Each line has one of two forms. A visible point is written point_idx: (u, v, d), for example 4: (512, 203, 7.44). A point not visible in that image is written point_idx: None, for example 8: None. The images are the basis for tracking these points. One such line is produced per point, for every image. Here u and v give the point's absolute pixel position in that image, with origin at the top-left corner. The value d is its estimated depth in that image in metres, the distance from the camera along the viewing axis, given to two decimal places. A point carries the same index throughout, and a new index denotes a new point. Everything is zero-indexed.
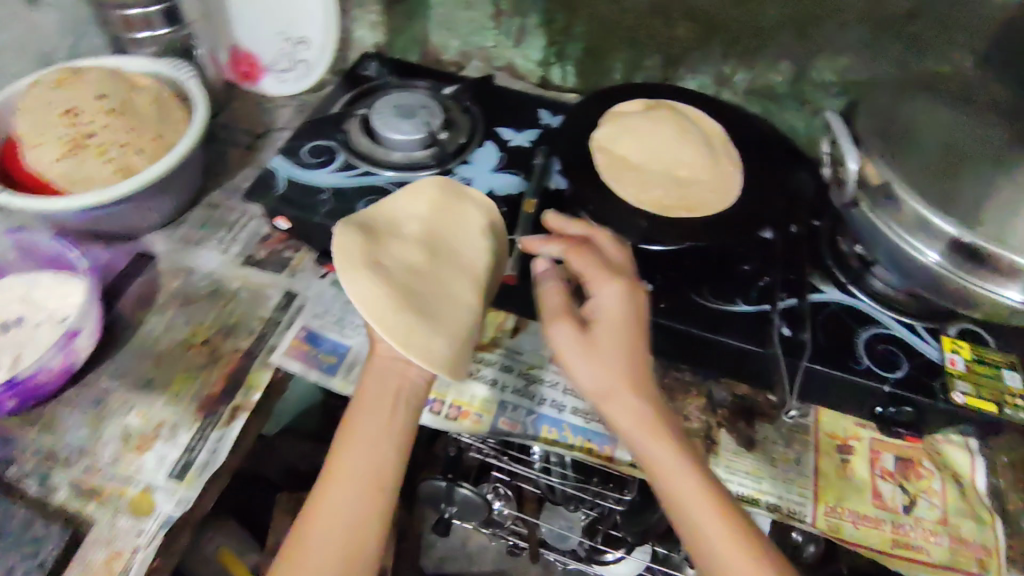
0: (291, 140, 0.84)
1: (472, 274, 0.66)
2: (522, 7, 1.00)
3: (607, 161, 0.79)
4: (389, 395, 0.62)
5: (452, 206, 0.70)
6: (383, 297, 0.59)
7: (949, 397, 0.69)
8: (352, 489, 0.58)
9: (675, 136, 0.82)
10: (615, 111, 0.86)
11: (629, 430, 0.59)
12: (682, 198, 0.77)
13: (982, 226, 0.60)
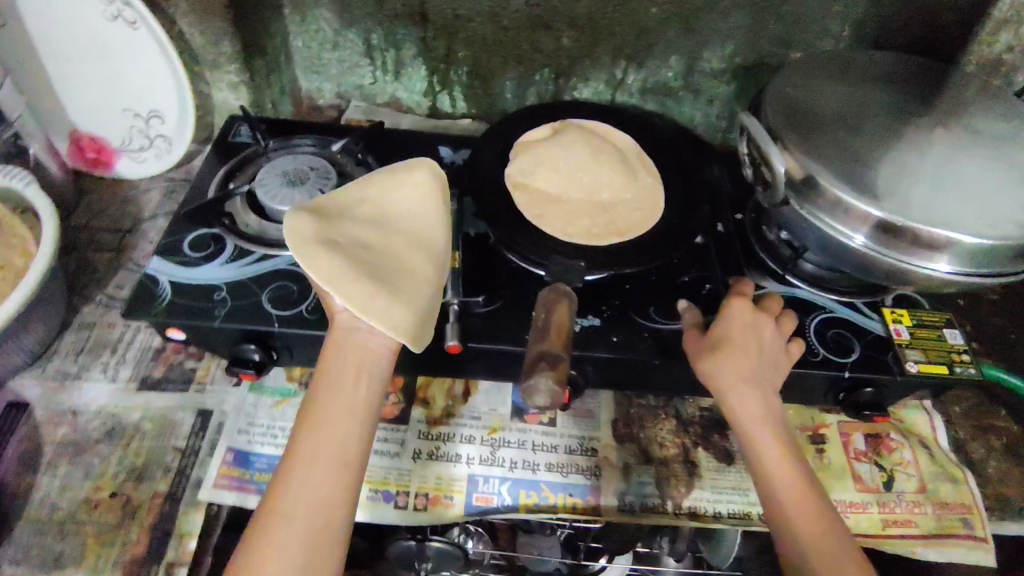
0: (167, 235, 0.72)
1: (425, 248, 0.65)
2: (395, 38, 0.93)
3: (526, 198, 0.75)
4: (350, 378, 0.57)
5: (403, 180, 0.70)
6: (342, 271, 0.58)
7: (905, 368, 0.70)
8: (319, 470, 0.53)
9: (589, 156, 0.78)
10: (522, 140, 0.82)
11: (744, 428, 0.60)
12: (610, 223, 0.74)
13: (907, 207, 0.59)
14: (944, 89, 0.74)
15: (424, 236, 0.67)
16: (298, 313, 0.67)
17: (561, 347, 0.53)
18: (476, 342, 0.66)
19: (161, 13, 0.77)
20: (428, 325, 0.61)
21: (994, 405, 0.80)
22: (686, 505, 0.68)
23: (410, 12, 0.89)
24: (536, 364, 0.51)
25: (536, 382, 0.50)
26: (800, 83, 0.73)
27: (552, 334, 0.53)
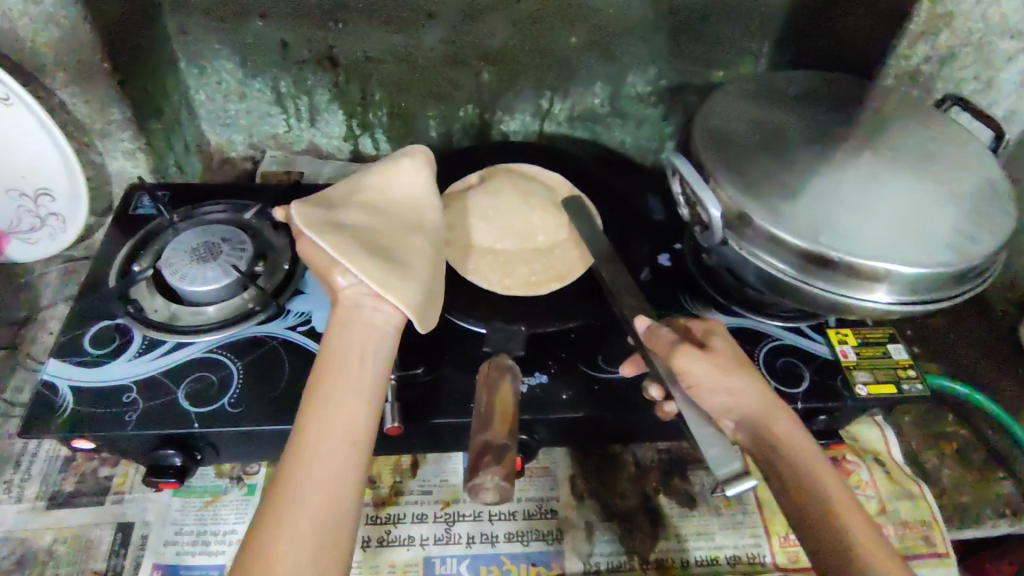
0: (65, 333, 0.66)
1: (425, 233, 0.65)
2: (306, 85, 0.87)
3: (460, 259, 0.72)
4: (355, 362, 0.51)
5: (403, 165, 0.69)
6: (352, 248, 0.57)
7: (854, 392, 0.69)
8: (324, 450, 0.46)
9: (517, 202, 0.74)
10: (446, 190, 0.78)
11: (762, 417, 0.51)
12: (550, 271, 0.72)
13: (845, 241, 0.58)
14: (867, 105, 0.74)
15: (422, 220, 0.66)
16: (219, 408, 0.61)
17: (507, 432, 0.49)
18: (419, 419, 0.62)
19: (39, 85, 0.70)
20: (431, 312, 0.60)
21: (941, 410, 0.81)
22: (652, 558, 0.66)
23: (319, 57, 0.84)
24: (480, 460, 0.47)
25: (483, 480, 0.46)
26: (727, 111, 0.72)
27: (498, 420, 0.50)
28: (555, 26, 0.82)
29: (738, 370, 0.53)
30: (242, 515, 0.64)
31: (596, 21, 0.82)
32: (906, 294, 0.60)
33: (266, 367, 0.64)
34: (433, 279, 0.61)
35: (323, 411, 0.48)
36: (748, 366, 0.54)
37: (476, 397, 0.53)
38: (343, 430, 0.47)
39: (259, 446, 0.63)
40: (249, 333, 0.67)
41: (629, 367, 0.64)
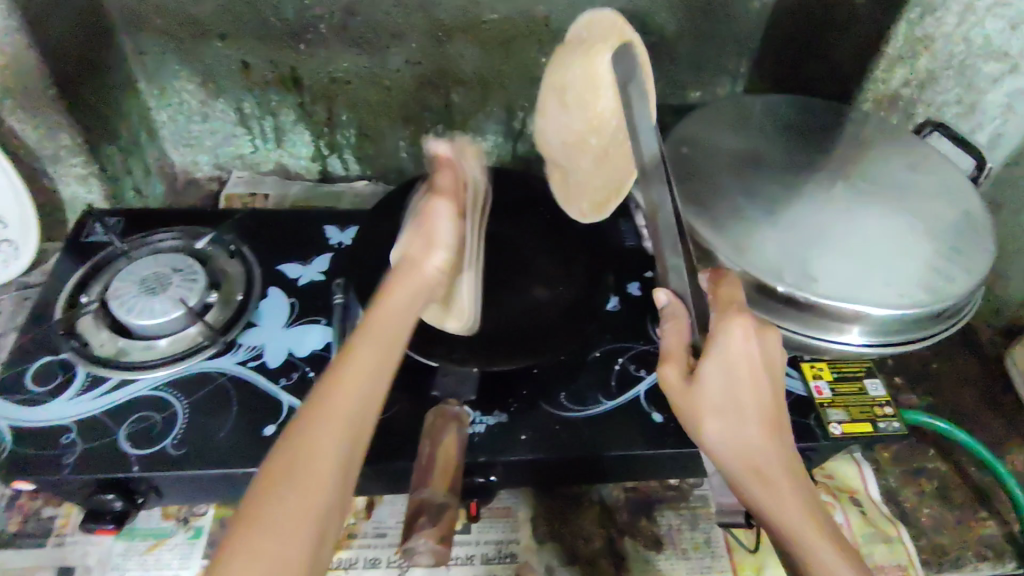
0: (7, 370, 0.64)
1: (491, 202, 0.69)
2: (271, 106, 0.85)
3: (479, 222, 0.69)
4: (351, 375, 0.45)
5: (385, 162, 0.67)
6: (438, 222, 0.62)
7: (828, 432, 0.67)
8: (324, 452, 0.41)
9: (578, 99, 0.65)
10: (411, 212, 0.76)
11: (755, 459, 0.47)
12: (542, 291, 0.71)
13: (812, 279, 0.56)
14: (844, 132, 0.71)
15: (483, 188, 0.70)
16: (162, 450, 0.59)
17: (445, 488, 0.47)
18: (369, 463, 0.60)
19: None
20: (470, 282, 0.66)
21: (922, 445, 0.78)
22: None
23: (283, 78, 0.82)
24: (415, 518, 0.45)
25: (418, 543, 0.44)
26: (697, 138, 0.69)
27: (437, 474, 0.47)
28: (525, 47, 0.80)
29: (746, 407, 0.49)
30: (186, 560, 0.61)
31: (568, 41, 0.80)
32: (877, 335, 0.58)
33: (213, 405, 0.62)
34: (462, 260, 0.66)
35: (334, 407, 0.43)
36: (741, 397, 0.49)
37: (419, 446, 0.50)
38: (339, 437, 0.42)
39: (204, 488, 0.61)
40: (197, 369, 0.65)
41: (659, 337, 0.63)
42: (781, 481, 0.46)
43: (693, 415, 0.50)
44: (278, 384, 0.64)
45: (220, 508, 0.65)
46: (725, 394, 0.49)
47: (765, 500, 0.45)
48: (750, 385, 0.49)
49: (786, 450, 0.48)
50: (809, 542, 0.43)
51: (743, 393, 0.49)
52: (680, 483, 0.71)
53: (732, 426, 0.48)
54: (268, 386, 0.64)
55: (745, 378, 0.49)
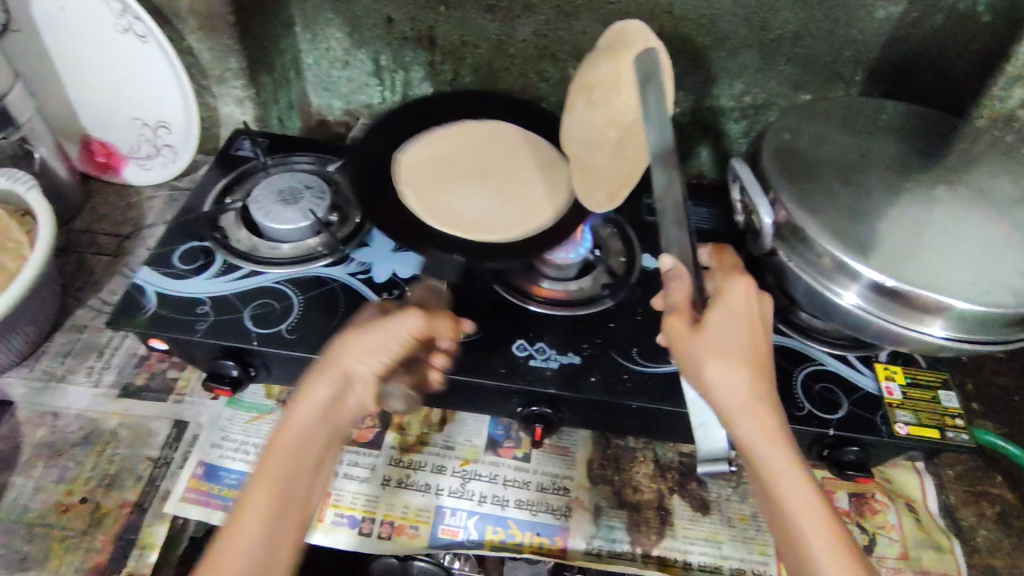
0: (158, 247, 0.74)
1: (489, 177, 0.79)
2: (404, 61, 0.93)
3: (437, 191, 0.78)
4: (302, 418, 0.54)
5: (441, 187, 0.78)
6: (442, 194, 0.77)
7: (892, 430, 0.67)
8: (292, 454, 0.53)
9: (604, 96, 0.70)
10: (438, 130, 0.84)
11: (743, 406, 0.51)
12: (533, 207, 0.77)
13: (897, 265, 0.58)
14: (952, 144, 0.72)
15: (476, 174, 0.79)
16: (277, 332, 0.67)
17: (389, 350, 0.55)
18: (451, 373, 0.66)
19: (171, 29, 0.79)
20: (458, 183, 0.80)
21: (990, 471, 0.77)
22: (655, 553, 0.66)
23: (419, 36, 0.90)
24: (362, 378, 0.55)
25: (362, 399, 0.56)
26: (801, 130, 0.72)
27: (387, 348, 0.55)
28: (645, 32, 0.84)
29: (739, 358, 0.52)
30: None
31: (687, 30, 0.84)
32: (955, 331, 0.59)
33: (323, 304, 0.70)
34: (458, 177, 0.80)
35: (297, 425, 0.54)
36: (742, 350, 0.53)
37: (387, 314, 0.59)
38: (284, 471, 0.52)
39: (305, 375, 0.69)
40: (313, 273, 0.73)
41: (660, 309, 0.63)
42: (774, 433, 0.51)
43: (696, 361, 0.52)
44: (379, 297, 0.72)
45: None
46: (730, 347, 0.53)
47: (756, 444, 0.51)
48: (748, 342, 0.53)
49: (772, 396, 0.53)
50: (790, 486, 0.50)
51: (746, 345, 0.53)
52: None
53: (734, 372, 0.52)
54: (372, 296, 0.72)
55: (745, 337, 0.53)
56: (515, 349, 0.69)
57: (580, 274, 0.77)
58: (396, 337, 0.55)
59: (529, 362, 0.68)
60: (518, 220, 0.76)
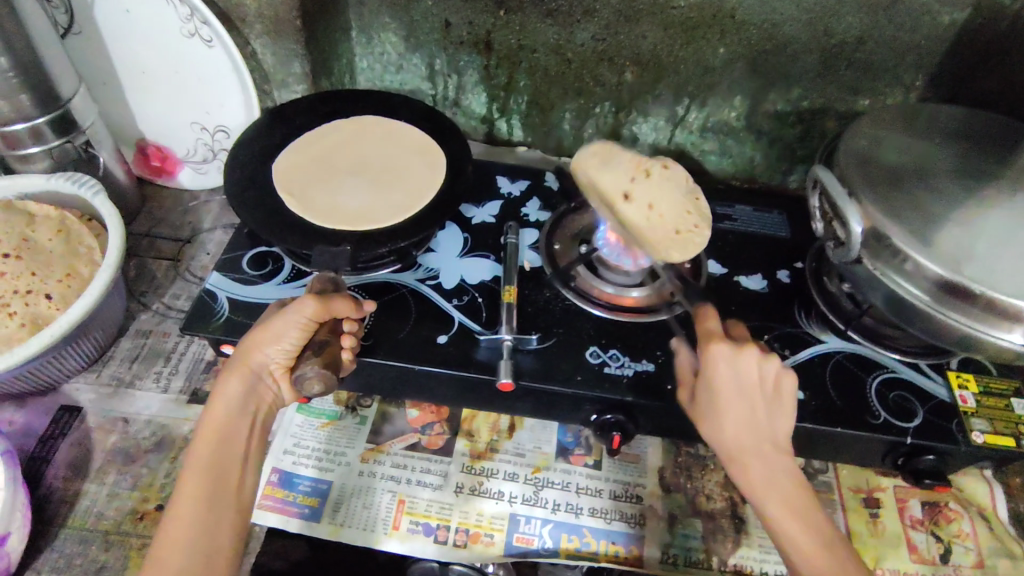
0: (227, 252, 0.73)
1: (359, 173, 0.76)
2: (458, 65, 0.93)
3: (356, 174, 0.76)
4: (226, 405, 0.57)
5: (380, 161, 0.77)
6: (326, 181, 0.74)
7: (970, 439, 0.67)
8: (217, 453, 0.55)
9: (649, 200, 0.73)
10: (354, 117, 0.82)
11: (733, 463, 0.56)
12: (411, 190, 0.75)
13: (979, 273, 0.58)
14: None
15: (376, 167, 0.77)
16: None
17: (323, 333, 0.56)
18: (528, 380, 0.66)
19: (236, 33, 0.79)
20: (363, 167, 0.77)
21: None
22: (732, 562, 0.66)
23: (476, 41, 0.89)
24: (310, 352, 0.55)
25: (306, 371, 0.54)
26: (873, 136, 0.72)
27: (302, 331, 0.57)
28: (706, 35, 0.84)
29: (722, 418, 0.56)
30: (353, 441, 0.70)
31: (748, 35, 0.83)
32: None
33: (396, 310, 0.70)
34: (381, 161, 0.77)
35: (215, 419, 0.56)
36: (728, 402, 0.56)
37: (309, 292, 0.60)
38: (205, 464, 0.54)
39: (379, 381, 0.69)
40: (382, 279, 0.73)
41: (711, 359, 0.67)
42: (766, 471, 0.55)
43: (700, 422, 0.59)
44: (449, 303, 0.72)
45: (382, 403, 0.73)
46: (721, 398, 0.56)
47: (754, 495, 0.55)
48: (732, 395, 0.56)
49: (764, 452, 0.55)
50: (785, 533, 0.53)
51: (731, 407, 0.55)
52: (804, 465, 0.73)
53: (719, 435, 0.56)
54: (442, 302, 0.71)
55: (727, 391, 0.56)
56: (589, 356, 0.68)
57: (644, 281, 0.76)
58: (296, 323, 0.57)
59: (604, 368, 0.68)
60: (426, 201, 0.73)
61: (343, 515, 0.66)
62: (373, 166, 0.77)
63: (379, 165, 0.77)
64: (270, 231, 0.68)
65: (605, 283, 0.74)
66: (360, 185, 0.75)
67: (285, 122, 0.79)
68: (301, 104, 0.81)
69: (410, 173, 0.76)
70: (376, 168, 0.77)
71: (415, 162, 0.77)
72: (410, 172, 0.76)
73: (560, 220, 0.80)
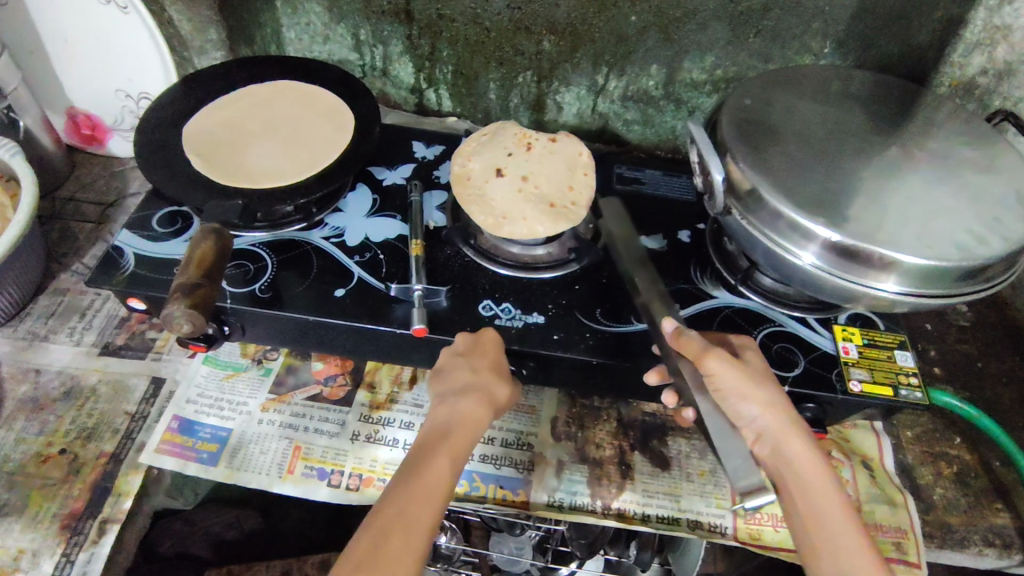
0: (137, 211, 0.76)
1: (264, 135, 0.79)
2: (382, 35, 0.95)
3: (262, 136, 0.78)
4: (469, 428, 0.60)
5: (286, 125, 0.80)
6: (229, 143, 0.76)
7: (847, 387, 0.69)
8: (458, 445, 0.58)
9: (536, 158, 0.77)
10: (270, 82, 0.84)
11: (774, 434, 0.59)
12: (317, 149, 0.77)
13: (845, 223, 0.60)
14: (914, 112, 0.74)
15: (282, 130, 0.79)
16: (251, 292, 0.69)
17: (195, 274, 0.56)
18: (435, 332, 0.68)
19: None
20: (270, 130, 0.79)
21: (949, 432, 0.79)
22: (615, 506, 0.68)
23: (396, 10, 0.91)
24: (175, 295, 0.55)
25: (172, 311, 0.54)
26: (764, 96, 0.74)
27: (191, 267, 0.57)
28: (617, 4, 0.85)
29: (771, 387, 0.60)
30: (255, 391, 0.73)
31: (658, 3, 0.85)
32: (906, 285, 0.61)
33: (297, 265, 0.72)
34: (287, 125, 0.80)
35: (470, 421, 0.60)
36: (750, 390, 0.59)
37: (185, 251, 0.59)
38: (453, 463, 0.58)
39: (279, 332, 0.71)
40: (287, 237, 0.75)
41: (652, 375, 0.67)
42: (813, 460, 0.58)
43: (741, 395, 0.58)
44: (350, 259, 0.74)
45: (288, 356, 0.76)
46: (737, 390, 0.58)
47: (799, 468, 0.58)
48: (755, 386, 0.59)
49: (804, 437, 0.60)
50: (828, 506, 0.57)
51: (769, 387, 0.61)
52: None
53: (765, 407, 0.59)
54: (344, 258, 0.74)
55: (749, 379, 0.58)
56: (481, 309, 0.70)
57: (547, 240, 0.77)
58: (201, 258, 0.58)
59: (494, 320, 0.70)
60: (331, 159, 0.76)
61: (239, 460, 0.68)
62: (278, 128, 0.79)
63: (284, 130, 0.79)
64: (172, 188, 0.70)
65: (509, 243, 0.76)
66: (262, 147, 0.77)
67: (201, 87, 0.82)
68: (217, 71, 0.84)
69: (315, 135, 0.79)
70: (280, 131, 0.79)
71: (323, 125, 0.80)
72: (314, 136, 0.79)
73: None
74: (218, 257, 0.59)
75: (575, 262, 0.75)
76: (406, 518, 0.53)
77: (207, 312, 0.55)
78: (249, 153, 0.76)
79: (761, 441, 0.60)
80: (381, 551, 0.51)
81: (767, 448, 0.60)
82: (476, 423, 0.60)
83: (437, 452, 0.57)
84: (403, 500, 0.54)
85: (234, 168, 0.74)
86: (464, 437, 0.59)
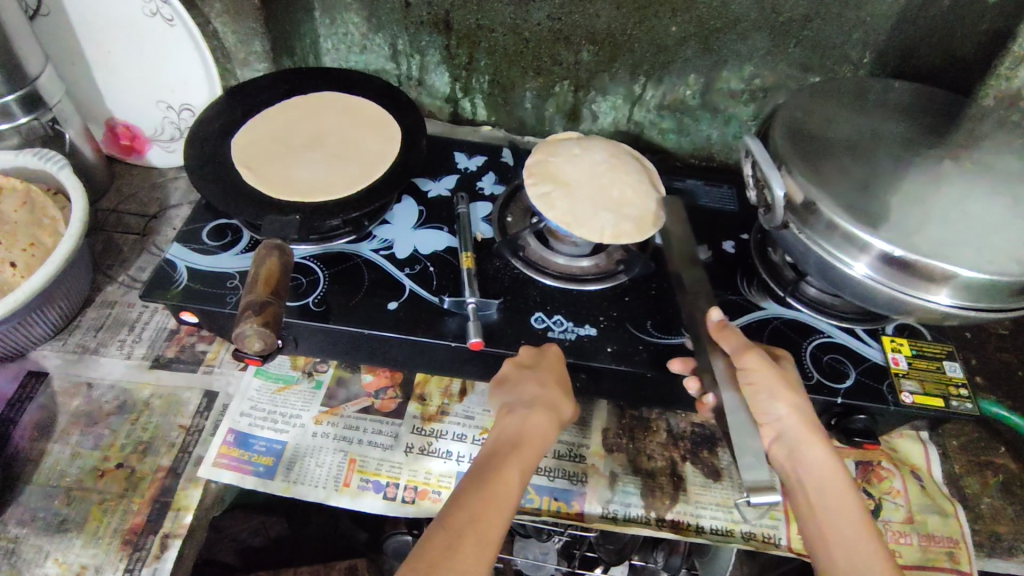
0: (186, 225, 0.76)
1: (312, 149, 0.78)
2: (419, 45, 0.95)
3: (310, 149, 0.78)
4: (537, 439, 0.60)
5: (334, 138, 0.80)
6: (276, 156, 0.76)
7: (899, 399, 0.69)
8: (522, 458, 0.58)
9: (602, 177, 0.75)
10: (316, 94, 0.85)
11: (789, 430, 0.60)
12: (365, 162, 0.77)
13: (905, 237, 0.60)
14: (960, 122, 0.74)
15: (330, 144, 0.79)
16: (305, 305, 0.69)
17: (264, 291, 0.56)
18: (490, 345, 0.68)
19: (195, 12, 0.82)
20: (318, 144, 0.79)
21: (993, 441, 0.79)
22: (668, 517, 0.69)
23: (435, 21, 0.91)
24: (245, 313, 0.55)
25: (242, 328, 0.54)
26: (812, 108, 0.74)
27: (261, 284, 0.57)
28: (658, 15, 0.85)
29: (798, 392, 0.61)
30: (308, 404, 0.73)
31: (700, 13, 0.85)
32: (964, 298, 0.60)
33: (349, 278, 0.72)
34: (333, 138, 0.80)
35: (537, 441, 0.60)
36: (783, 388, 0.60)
37: (249, 270, 0.59)
38: (520, 473, 0.57)
39: (332, 346, 0.71)
40: (338, 249, 0.76)
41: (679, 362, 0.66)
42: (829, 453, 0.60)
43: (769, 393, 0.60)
44: (400, 272, 0.74)
45: (338, 369, 0.77)
46: (770, 387, 0.60)
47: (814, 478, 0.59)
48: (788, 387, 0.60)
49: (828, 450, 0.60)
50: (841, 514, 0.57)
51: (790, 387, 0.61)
52: None
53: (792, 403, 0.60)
54: (394, 271, 0.74)
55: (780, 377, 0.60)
56: (534, 322, 0.70)
57: (593, 253, 0.78)
58: (265, 275, 0.58)
59: (547, 333, 0.70)
60: (381, 172, 0.76)
61: (296, 473, 0.69)
62: (326, 140, 0.80)
63: (331, 143, 0.79)
64: (227, 203, 0.70)
65: (555, 254, 0.77)
66: (310, 160, 0.77)
67: (246, 99, 0.82)
68: (261, 84, 0.84)
69: (364, 147, 0.79)
70: (328, 144, 0.79)
71: (371, 137, 0.80)
72: (364, 149, 0.79)
73: (513, 194, 0.83)
74: (285, 276, 0.59)
75: (625, 273, 0.76)
76: (478, 527, 0.52)
77: (275, 330, 0.55)
78: (298, 166, 0.76)
79: (779, 441, 0.61)
80: (454, 554, 0.50)
81: (784, 449, 0.60)
82: (542, 440, 0.61)
83: (507, 461, 0.58)
84: (475, 504, 0.54)
85: (284, 181, 0.74)
86: (530, 452, 0.59)
